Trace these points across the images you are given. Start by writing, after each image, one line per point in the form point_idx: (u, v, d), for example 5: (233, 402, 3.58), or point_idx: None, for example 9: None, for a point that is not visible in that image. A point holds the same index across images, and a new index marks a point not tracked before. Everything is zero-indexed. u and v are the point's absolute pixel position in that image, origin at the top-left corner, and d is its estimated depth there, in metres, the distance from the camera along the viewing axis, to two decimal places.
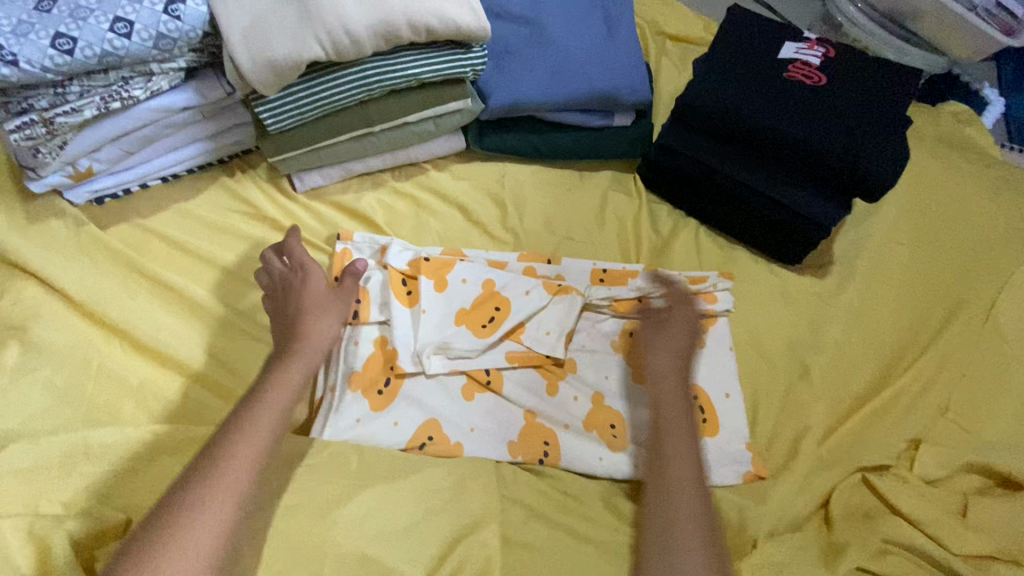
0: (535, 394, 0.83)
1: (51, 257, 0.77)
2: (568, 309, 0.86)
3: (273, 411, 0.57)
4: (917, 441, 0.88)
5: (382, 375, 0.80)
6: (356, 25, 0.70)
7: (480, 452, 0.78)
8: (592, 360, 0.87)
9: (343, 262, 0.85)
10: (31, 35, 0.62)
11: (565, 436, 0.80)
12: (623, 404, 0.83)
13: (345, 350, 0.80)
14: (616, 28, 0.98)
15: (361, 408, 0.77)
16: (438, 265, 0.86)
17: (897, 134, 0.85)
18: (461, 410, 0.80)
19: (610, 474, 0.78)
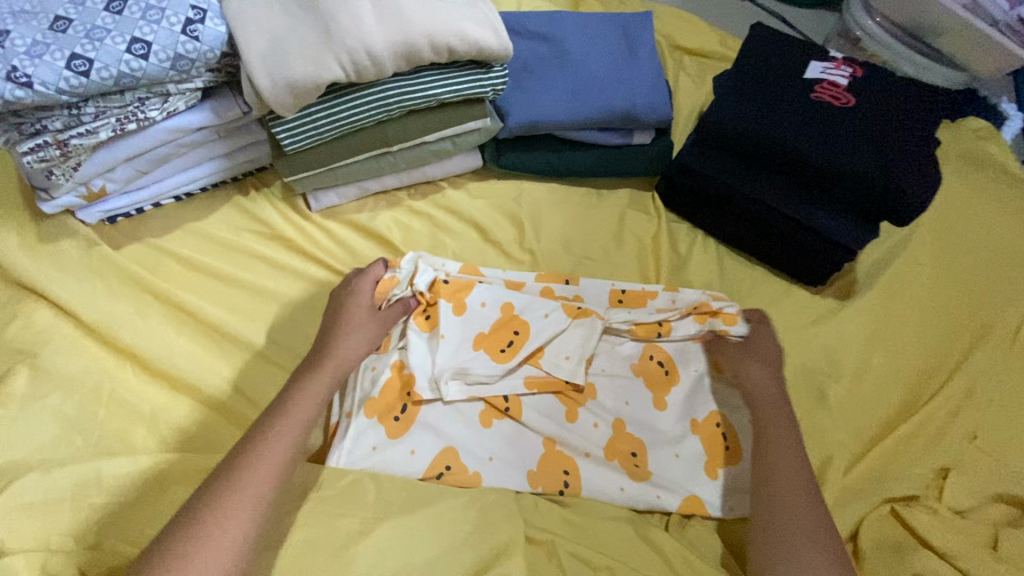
0: (554, 421, 0.80)
1: (61, 280, 0.76)
2: (588, 333, 0.83)
3: (281, 442, 0.62)
4: (945, 470, 0.84)
5: (399, 401, 0.78)
6: (377, 45, 0.69)
7: (499, 482, 0.75)
8: (612, 385, 0.84)
9: (359, 284, 0.82)
10: (46, 56, 0.61)
11: (586, 464, 0.78)
12: (644, 430, 0.81)
13: (361, 375, 0.79)
14: (635, 45, 0.97)
15: (377, 437, 0.75)
16: (456, 288, 0.84)
17: (927, 157, 0.83)
18: (480, 438, 0.78)
19: (633, 504, 0.76)
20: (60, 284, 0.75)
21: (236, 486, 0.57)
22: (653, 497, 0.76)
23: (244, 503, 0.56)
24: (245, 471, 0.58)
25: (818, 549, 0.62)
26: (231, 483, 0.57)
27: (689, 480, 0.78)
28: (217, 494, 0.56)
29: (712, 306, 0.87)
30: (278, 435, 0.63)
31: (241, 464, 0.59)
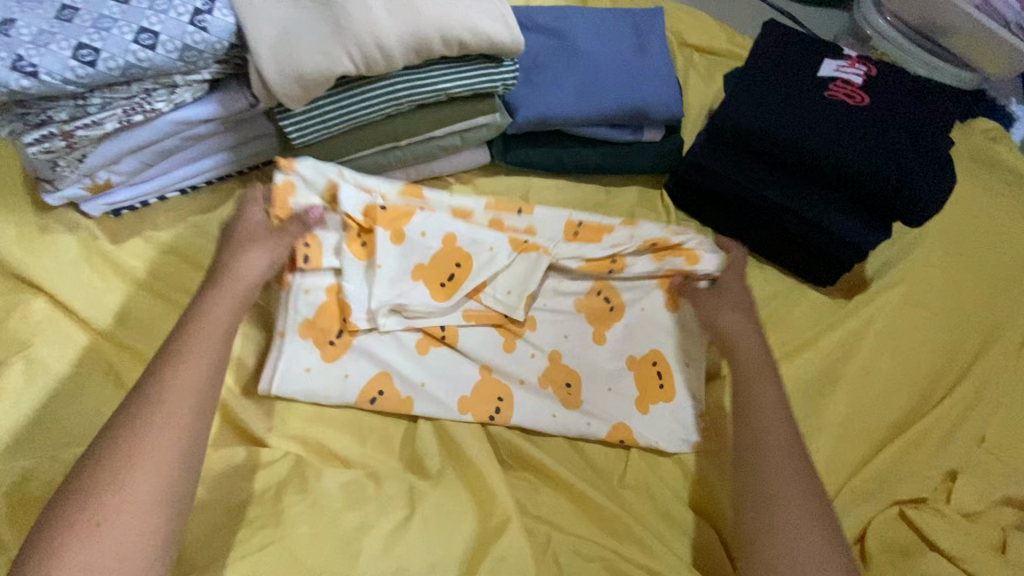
0: (490, 351, 0.81)
1: (65, 274, 0.75)
2: (533, 266, 0.84)
3: (195, 363, 0.58)
4: (953, 473, 0.85)
5: (335, 325, 0.77)
6: (388, 38, 0.68)
7: (431, 407, 0.76)
8: (552, 319, 0.85)
9: (286, 199, 0.77)
10: (52, 45, 0.60)
11: (519, 392, 0.79)
12: (579, 361, 0.83)
13: (295, 298, 0.76)
14: (646, 40, 0.96)
15: (312, 359, 0.74)
16: (396, 214, 0.81)
17: (941, 158, 0.82)
18: (415, 364, 0.78)
19: (564, 432, 0.78)
20: (63, 277, 0.75)
21: (149, 417, 0.53)
22: (585, 426, 0.78)
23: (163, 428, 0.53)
24: (149, 404, 0.54)
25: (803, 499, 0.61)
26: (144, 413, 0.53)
27: (619, 411, 0.80)
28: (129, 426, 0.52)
29: (671, 243, 0.88)
30: (189, 361, 0.58)
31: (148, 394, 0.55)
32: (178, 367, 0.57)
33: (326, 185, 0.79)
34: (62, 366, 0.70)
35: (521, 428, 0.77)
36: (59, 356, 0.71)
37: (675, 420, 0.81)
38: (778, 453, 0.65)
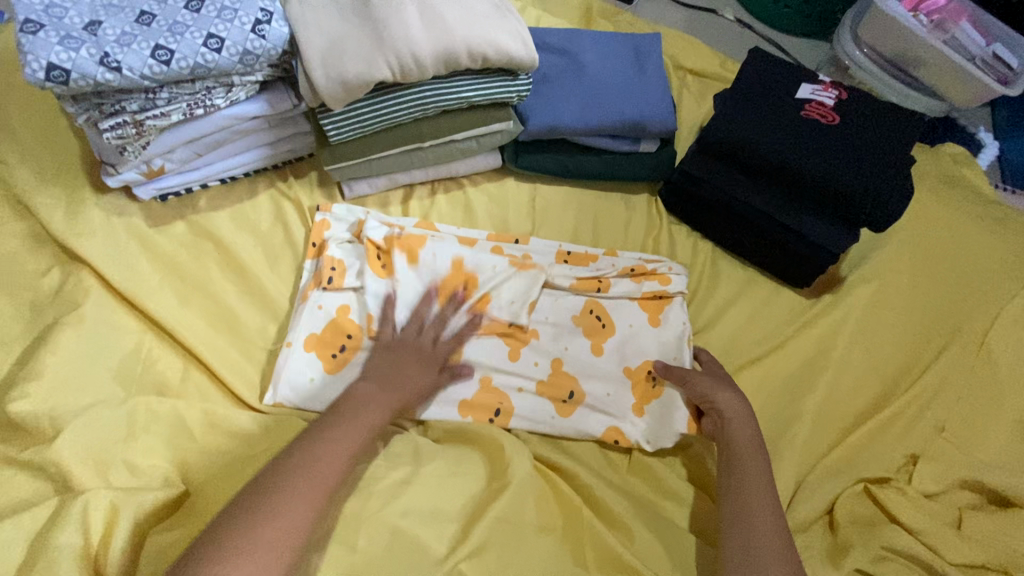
0: (496, 358, 0.90)
1: (117, 248, 0.83)
2: (531, 281, 0.93)
3: (336, 456, 0.64)
4: (915, 456, 0.93)
5: (339, 340, 0.85)
6: (421, 50, 0.78)
7: (430, 412, 0.84)
8: (552, 331, 0.94)
9: (322, 232, 0.92)
10: (134, 45, 0.69)
11: (519, 397, 0.88)
12: (575, 367, 0.91)
13: (309, 311, 0.86)
14: (645, 62, 1.07)
15: (315, 369, 0.83)
16: (410, 241, 0.91)
17: (904, 171, 0.93)
18: None
19: (559, 433, 0.86)
20: (116, 251, 0.83)
21: (281, 499, 0.58)
22: (582, 427, 0.86)
23: (290, 507, 0.58)
24: (301, 471, 0.61)
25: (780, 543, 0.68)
26: (278, 492, 0.58)
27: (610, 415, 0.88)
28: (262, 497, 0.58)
29: (647, 268, 0.98)
30: (330, 450, 0.64)
31: (288, 474, 0.60)
32: (322, 454, 0.63)
33: (356, 221, 0.94)
34: (115, 329, 0.78)
35: (518, 429, 0.86)
36: (111, 320, 0.78)
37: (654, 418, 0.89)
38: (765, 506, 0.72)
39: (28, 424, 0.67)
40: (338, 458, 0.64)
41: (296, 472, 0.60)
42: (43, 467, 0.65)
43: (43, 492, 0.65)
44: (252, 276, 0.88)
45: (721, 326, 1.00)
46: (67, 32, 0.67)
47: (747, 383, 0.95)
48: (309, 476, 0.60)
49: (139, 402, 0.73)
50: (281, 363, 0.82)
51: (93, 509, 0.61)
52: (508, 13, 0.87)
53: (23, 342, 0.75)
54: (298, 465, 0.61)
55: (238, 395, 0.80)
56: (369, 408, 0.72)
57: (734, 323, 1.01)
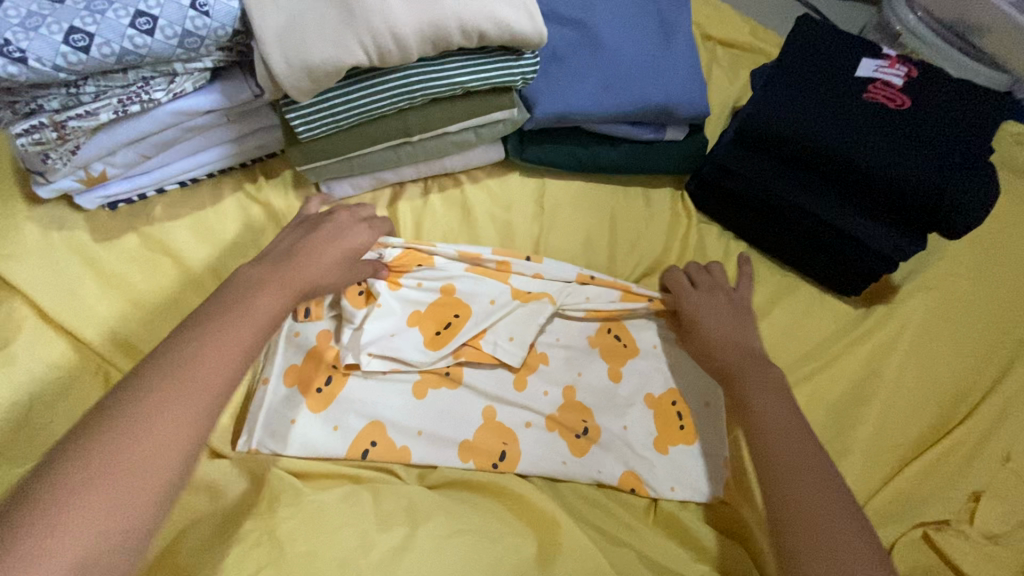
0: (500, 386, 0.79)
1: (54, 271, 0.71)
2: (534, 314, 0.80)
3: (233, 349, 0.45)
4: (977, 493, 0.81)
5: (323, 372, 0.74)
6: (403, 26, 0.63)
7: (428, 457, 0.73)
8: (566, 356, 0.83)
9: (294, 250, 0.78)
10: (42, 28, 0.55)
11: (526, 434, 0.76)
12: (591, 397, 0.80)
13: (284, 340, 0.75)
14: (672, 34, 0.91)
15: (299, 409, 0.72)
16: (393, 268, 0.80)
17: (982, 166, 0.78)
18: (411, 409, 0.75)
19: (570, 478, 0.75)
20: (53, 274, 0.71)
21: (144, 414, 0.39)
22: (594, 473, 0.75)
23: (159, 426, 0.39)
24: (136, 414, 0.39)
25: (828, 489, 0.51)
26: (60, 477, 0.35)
27: (642, 451, 0.78)
28: (115, 416, 0.38)
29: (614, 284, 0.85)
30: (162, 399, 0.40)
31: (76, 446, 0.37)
32: (177, 383, 0.41)
33: None
34: (55, 370, 0.67)
35: (526, 473, 0.74)
36: (49, 359, 0.67)
37: (608, 409, 0.80)
38: (802, 440, 0.57)
39: None
40: (228, 358, 0.44)
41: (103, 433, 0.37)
42: None
43: None
44: None
45: None
46: None
47: None
48: (181, 390, 0.41)
49: None
50: (257, 406, 0.71)
51: None
52: None
53: None
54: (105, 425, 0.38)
55: None
56: (259, 305, 0.49)
57: (773, 337, 0.88)
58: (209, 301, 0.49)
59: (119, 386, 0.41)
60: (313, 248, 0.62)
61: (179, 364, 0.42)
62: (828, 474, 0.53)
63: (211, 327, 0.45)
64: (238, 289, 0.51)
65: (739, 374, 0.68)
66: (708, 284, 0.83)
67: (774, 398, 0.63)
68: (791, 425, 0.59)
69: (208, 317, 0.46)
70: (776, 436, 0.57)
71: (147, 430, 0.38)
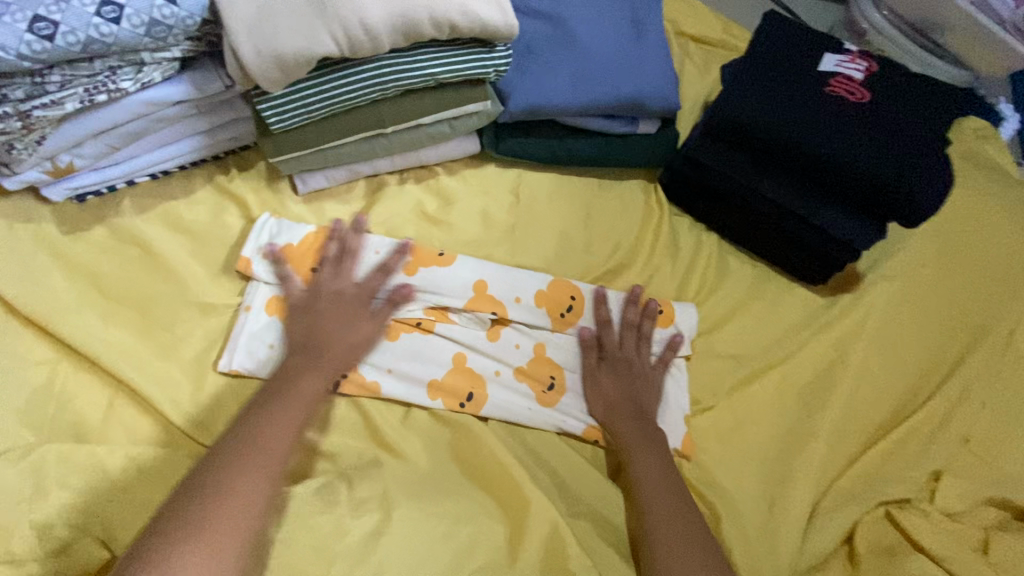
0: (474, 334, 0.79)
1: (19, 262, 0.70)
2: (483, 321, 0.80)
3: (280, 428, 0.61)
4: (937, 472, 0.84)
5: None
6: (373, 18, 0.64)
7: (398, 394, 0.73)
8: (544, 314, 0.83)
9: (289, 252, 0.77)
10: (5, 16, 0.55)
11: (496, 382, 0.77)
12: (562, 354, 0.81)
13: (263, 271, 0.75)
14: (643, 29, 0.93)
15: (277, 337, 0.73)
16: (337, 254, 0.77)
17: (938, 158, 0.82)
18: (385, 349, 0.75)
19: (533, 425, 0.77)
20: (20, 266, 0.70)
21: (226, 472, 0.56)
22: (558, 422, 0.78)
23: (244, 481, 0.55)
24: (232, 472, 0.56)
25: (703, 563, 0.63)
26: (215, 496, 0.54)
27: None
28: (217, 470, 0.56)
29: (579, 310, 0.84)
30: (273, 437, 0.60)
31: (221, 469, 0.56)
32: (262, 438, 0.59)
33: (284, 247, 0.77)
34: (22, 362, 0.66)
35: (491, 418, 0.76)
36: (17, 351, 0.66)
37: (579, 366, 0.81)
38: (675, 512, 0.68)
39: None
40: (286, 426, 0.61)
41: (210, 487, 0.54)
42: None
43: None
44: (189, 288, 0.75)
45: (727, 331, 0.89)
46: None
47: (757, 396, 0.85)
48: (263, 447, 0.59)
49: (49, 450, 0.61)
50: (239, 327, 0.73)
51: None
52: None
53: None
54: (227, 468, 0.56)
55: (174, 426, 0.68)
56: (307, 379, 0.66)
57: (742, 324, 0.90)
58: (272, 380, 0.66)
59: (203, 460, 0.58)
60: (296, 318, 0.72)
61: (268, 421, 0.61)
62: (696, 546, 0.65)
63: (274, 402, 0.63)
64: (283, 378, 0.66)
65: (628, 450, 0.74)
66: (632, 322, 0.84)
67: (659, 483, 0.71)
68: (669, 500, 0.69)
69: (272, 396, 0.63)
70: (663, 524, 0.67)
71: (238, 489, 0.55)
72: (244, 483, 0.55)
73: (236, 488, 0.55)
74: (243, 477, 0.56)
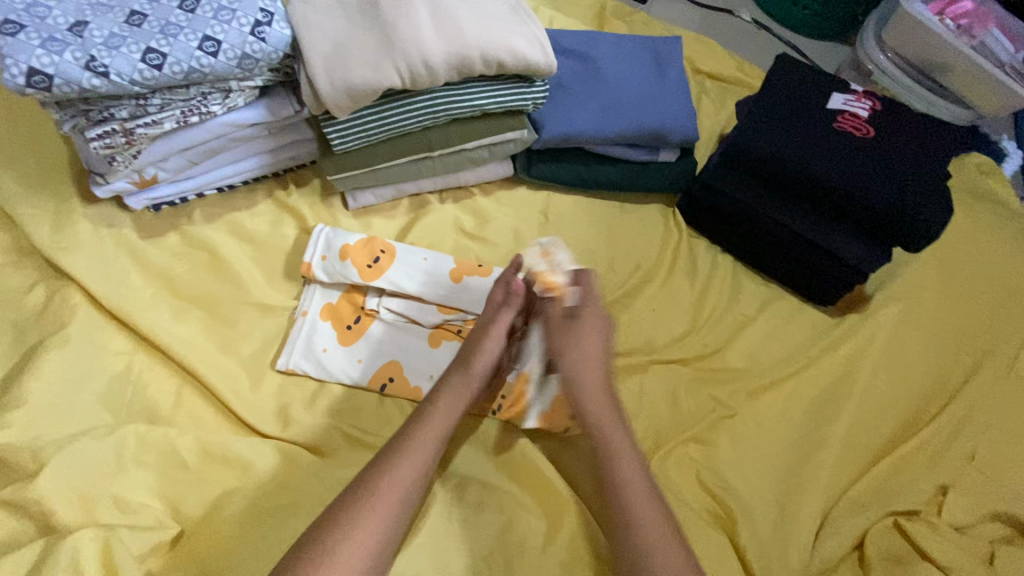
0: None
1: (103, 262, 0.78)
2: None
3: (416, 460, 0.62)
4: (945, 487, 0.88)
5: (353, 313, 0.83)
6: (433, 56, 0.73)
7: None
8: None
9: (345, 253, 0.82)
10: (123, 48, 0.64)
11: None
12: None
13: (324, 269, 0.82)
14: (666, 66, 1.01)
15: (330, 340, 0.81)
16: (383, 261, 0.83)
17: (940, 190, 0.88)
18: (426, 354, 0.81)
19: None
20: (103, 266, 0.78)
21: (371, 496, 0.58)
22: None
23: (379, 509, 0.57)
24: (370, 494, 0.58)
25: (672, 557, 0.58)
26: (352, 518, 0.56)
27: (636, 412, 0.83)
28: (360, 488, 0.58)
29: None
30: (405, 465, 0.61)
31: (360, 496, 0.58)
32: (401, 466, 0.60)
33: (337, 249, 0.82)
34: (103, 351, 0.73)
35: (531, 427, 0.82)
36: (99, 341, 0.74)
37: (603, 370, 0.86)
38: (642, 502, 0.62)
39: (11, 459, 0.64)
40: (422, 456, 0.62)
41: (358, 508, 0.57)
42: (26, 507, 0.61)
43: (28, 534, 0.61)
44: (249, 291, 0.82)
45: (740, 345, 0.95)
46: (50, 34, 0.62)
47: (769, 408, 0.90)
48: (400, 475, 0.60)
49: (128, 431, 0.68)
50: (296, 330, 0.80)
51: (83, 553, 0.58)
52: (524, 16, 0.82)
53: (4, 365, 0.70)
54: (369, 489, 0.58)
55: (236, 415, 0.74)
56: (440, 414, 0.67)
57: (754, 340, 0.96)
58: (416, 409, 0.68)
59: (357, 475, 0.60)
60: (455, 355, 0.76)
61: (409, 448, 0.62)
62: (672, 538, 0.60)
63: (415, 431, 0.64)
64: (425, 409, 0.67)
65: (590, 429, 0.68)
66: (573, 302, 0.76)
67: (619, 472, 0.64)
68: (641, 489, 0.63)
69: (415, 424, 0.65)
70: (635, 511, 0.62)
71: (373, 515, 0.57)
72: (377, 509, 0.57)
73: (363, 518, 0.56)
74: (370, 508, 0.57)
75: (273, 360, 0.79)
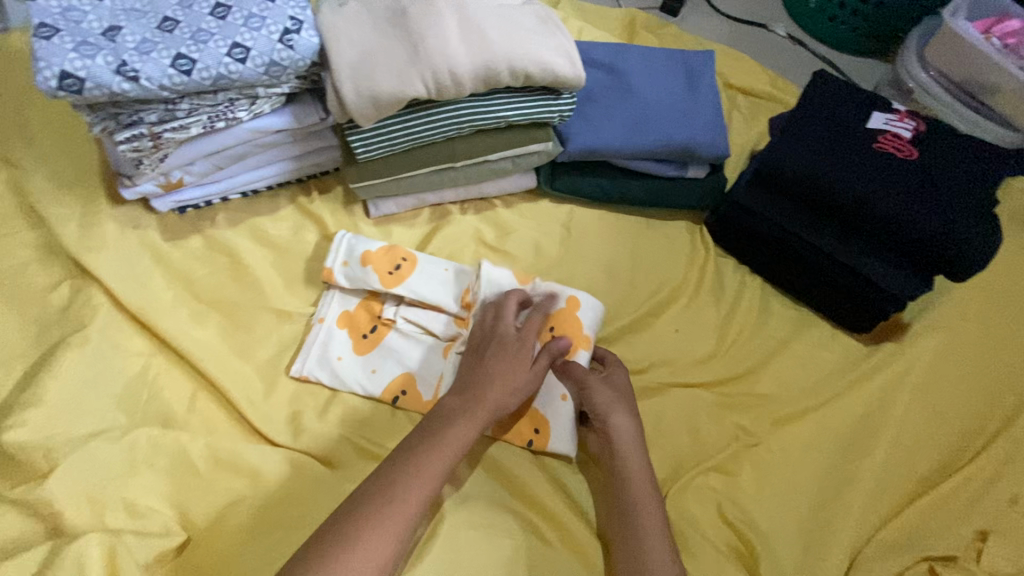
0: None
1: (127, 263, 0.78)
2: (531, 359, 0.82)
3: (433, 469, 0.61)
4: (985, 532, 0.82)
5: (370, 322, 0.82)
6: (460, 67, 0.72)
7: None
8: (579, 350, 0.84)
9: (367, 260, 0.81)
10: (153, 53, 0.64)
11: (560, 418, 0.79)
12: None
13: (346, 275, 0.81)
14: (697, 81, 0.99)
15: (345, 349, 0.80)
16: (405, 269, 0.82)
17: (986, 216, 0.84)
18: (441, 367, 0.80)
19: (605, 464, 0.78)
20: (126, 267, 0.78)
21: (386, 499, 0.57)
22: None
23: (394, 513, 0.57)
24: (384, 497, 0.57)
25: None
26: (364, 524, 0.55)
27: None
28: (375, 490, 0.58)
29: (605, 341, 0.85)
30: (422, 471, 0.61)
31: (373, 499, 0.57)
32: (417, 474, 0.60)
33: (360, 255, 0.81)
34: (122, 352, 0.73)
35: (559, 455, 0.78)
36: (118, 342, 0.74)
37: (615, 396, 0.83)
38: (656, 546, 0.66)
39: (26, 457, 0.64)
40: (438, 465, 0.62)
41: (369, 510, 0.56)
42: (37, 508, 0.61)
43: (36, 535, 0.61)
44: (268, 296, 0.82)
45: (766, 371, 0.91)
46: (83, 38, 0.63)
47: (795, 438, 0.86)
48: (416, 482, 0.60)
49: (141, 434, 0.68)
50: (312, 337, 0.79)
51: (88, 557, 0.57)
52: (554, 28, 0.81)
53: (24, 363, 0.71)
54: (383, 491, 0.58)
55: (247, 421, 0.74)
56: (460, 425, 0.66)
57: (781, 366, 0.92)
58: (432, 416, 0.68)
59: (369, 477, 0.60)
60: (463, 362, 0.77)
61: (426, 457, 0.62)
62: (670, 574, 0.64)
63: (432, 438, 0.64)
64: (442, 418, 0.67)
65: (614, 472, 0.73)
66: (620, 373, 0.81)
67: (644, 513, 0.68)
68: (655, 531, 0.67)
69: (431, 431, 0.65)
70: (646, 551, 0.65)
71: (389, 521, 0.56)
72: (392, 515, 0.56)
73: (382, 531, 0.55)
74: (386, 512, 0.56)
75: (287, 366, 0.79)
